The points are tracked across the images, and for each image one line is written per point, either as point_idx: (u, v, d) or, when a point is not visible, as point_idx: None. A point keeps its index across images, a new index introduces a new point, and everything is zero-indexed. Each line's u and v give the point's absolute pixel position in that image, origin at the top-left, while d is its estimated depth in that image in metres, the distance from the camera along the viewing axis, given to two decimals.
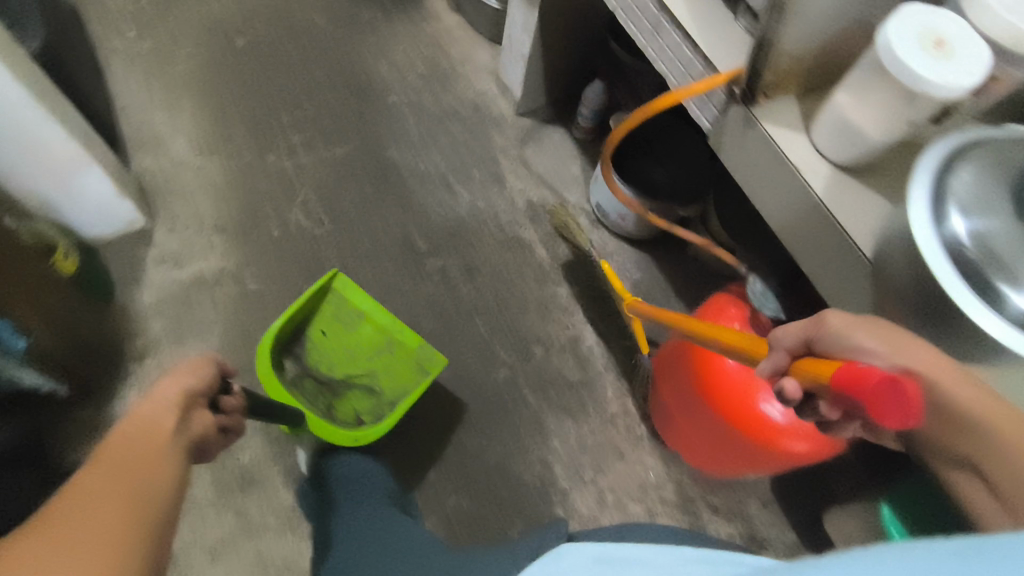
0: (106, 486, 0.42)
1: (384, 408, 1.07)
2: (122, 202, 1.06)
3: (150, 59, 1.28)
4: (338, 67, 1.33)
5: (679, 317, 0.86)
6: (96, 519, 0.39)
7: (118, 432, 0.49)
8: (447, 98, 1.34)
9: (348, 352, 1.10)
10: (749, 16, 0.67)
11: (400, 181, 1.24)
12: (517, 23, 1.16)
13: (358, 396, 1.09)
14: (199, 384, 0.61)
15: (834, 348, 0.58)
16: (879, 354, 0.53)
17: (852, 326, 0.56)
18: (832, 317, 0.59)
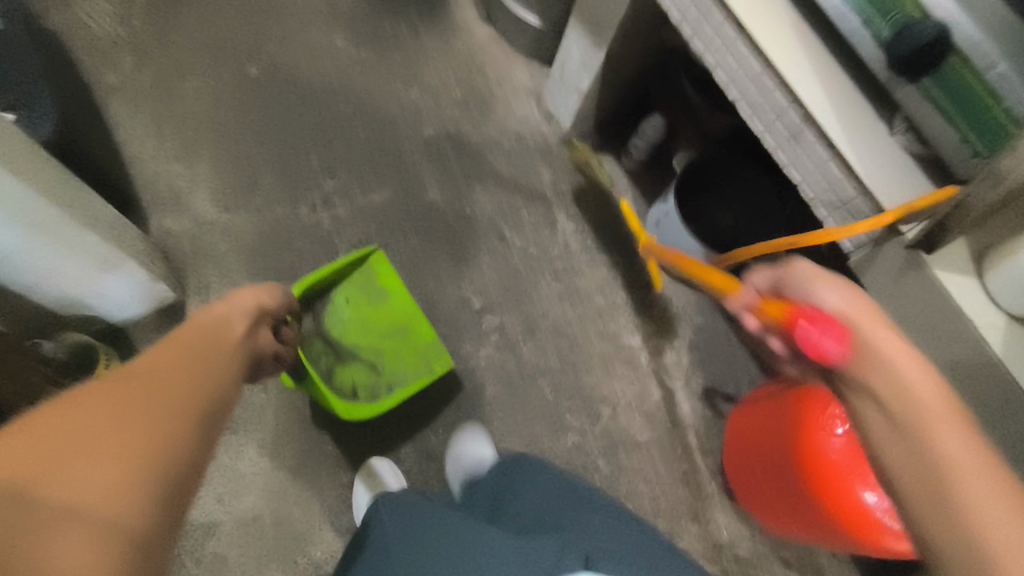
0: (173, 358, 0.42)
1: (381, 389, 1.05)
2: (157, 285, 0.96)
3: (155, 100, 1.14)
4: (364, 95, 1.19)
5: (697, 267, 0.71)
6: (170, 382, 0.38)
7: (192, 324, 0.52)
8: (487, 126, 1.21)
9: (362, 320, 1.07)
10: (907, 130, 0.58)
11: (447, 229, 1.15)
12: (574, 56, 1.04)
13: (359, 370, 1.06)
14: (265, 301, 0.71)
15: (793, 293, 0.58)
16: (831, 300, 0.54)
17: (814, 275, 0.56)
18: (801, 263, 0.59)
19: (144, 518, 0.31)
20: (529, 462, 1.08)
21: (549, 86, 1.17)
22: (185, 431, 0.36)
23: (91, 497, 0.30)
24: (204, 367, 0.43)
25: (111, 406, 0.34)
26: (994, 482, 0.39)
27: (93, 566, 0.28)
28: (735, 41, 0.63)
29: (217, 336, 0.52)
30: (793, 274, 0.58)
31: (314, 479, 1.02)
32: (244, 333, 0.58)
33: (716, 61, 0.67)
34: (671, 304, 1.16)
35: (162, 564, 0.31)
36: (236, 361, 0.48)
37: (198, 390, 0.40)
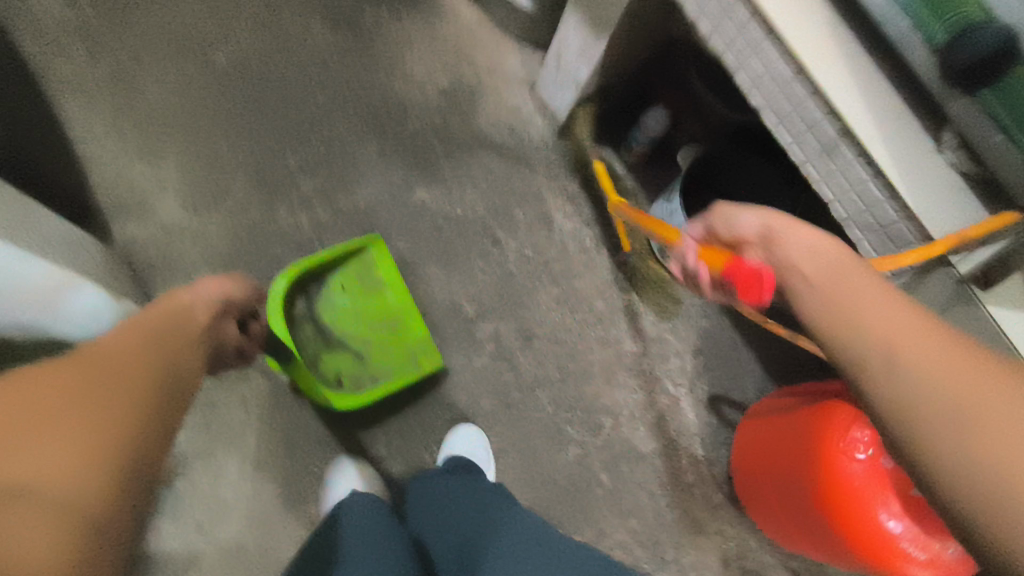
0: (123, 347, 0.49)
1: (365, 381, 1.00)
2: (120, 304, 0.88)
3: (112, 94, 1.04)
4: (344, 86, 1.10)
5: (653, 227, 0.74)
6: (116, 378, 0.44)
7: (146, 314, 0.57)
8: (477, 118, 1.13)
9: (355, 307, 1.01)
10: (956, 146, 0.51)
11: (436, 232, 1.08)
12: (572, 45, 0.96)
13: (345, 359, 1.00)
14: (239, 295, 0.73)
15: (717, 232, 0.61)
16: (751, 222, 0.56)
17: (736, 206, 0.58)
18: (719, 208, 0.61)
19: (97, 493, 0.36)
20: (528, 478, 1.03)
21: (543, 73, 1.08)
22: (121, 423, 0.41)
23: (41, 478, 0.35)
24: (152, 354, 0.50)
25: (57, 401, 0.39)
26: (932, 343, 0.40)
27: (49, 537, 0.33)
28: (762, 43, 0.56)
29: (172, 335, 0.55)
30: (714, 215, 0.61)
31: (301, 503, 0.97)
32: (204, 322, 0.63)
33: (738, 62, 0.61)
34: (675, 307, 1.10)
35: (117, 534, 0.37)
36: (188, 344, 0.57)
37: (144, 387, 0.45)
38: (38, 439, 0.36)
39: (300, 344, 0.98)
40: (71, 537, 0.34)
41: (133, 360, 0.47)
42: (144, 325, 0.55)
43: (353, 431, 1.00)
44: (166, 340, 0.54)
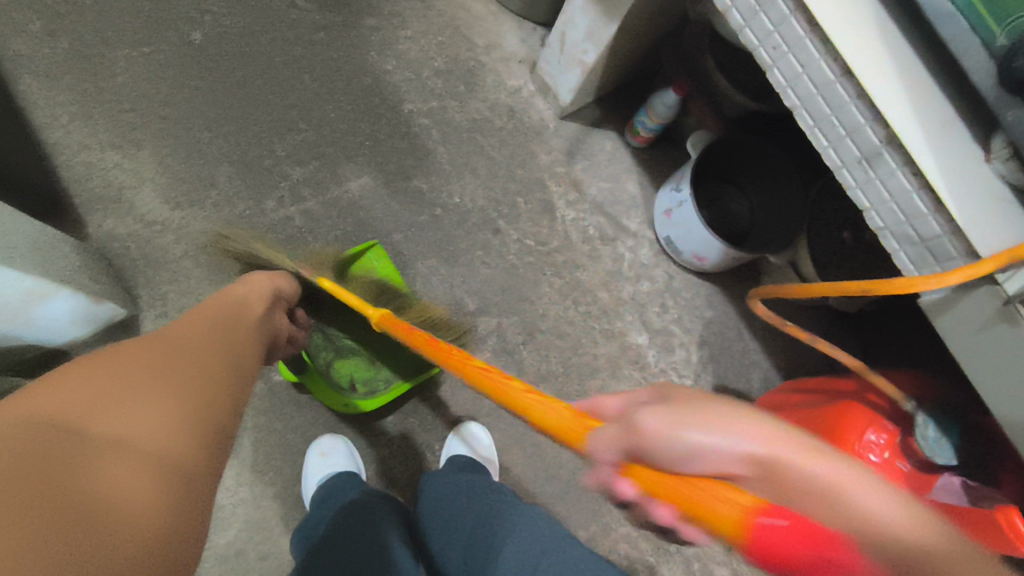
0: (195, 333, 0.50)
1: (380, 385, 0.95)
2: (101, 305, 0.84)
3: (81, 75, 0.96)
4: (332, 67, 1.04)
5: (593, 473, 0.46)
6: (192, 355, 0.46)
7: (211, 301, 0.59)
8: (473, 102, 1.08)
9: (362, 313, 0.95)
10: (1007, 160, 0.47)
11: (434, 223, 1.03)
12: (578, 26, 0.91)
13: (358, 363, 0.96)
14: (287, 289, 0.72)
15: (657, 463, 0.39)
16: (653, 428, 0.40)
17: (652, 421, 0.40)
18: (646, 417, 0.40)
19: (182, 454, 0.39)
20: (531, 474, 1.01)
21: (544, 55, 1.03)
22: (196, 393, 0.43)
23: (135, 434, 0.37)
24: (221, 341, 0.51)
25: (141, 370, 0.41)
26: None
27: (148, 487, 0.35)
28: (803, 41, 0.55)
29: (239, 317, 0.58)
30: (637, 436, 0.40)
31: (301, 508, 0.94)
32: (261, 313, 0.62)
33: (774, 61, 0.59)
34: (679, 298, 1.07)
35: (202, 493, 0.39)
36: (250, 331, 0.58)
37: (214, 362, 0.47)
38: (132, 401, 0.39)
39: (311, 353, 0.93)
40: (165, 488, 0.36)
41: (206, 340, 0.50)
42: (213, 308, 0.57)
43: (352, 433, 0.97)
44: (229, 328, 0.55)
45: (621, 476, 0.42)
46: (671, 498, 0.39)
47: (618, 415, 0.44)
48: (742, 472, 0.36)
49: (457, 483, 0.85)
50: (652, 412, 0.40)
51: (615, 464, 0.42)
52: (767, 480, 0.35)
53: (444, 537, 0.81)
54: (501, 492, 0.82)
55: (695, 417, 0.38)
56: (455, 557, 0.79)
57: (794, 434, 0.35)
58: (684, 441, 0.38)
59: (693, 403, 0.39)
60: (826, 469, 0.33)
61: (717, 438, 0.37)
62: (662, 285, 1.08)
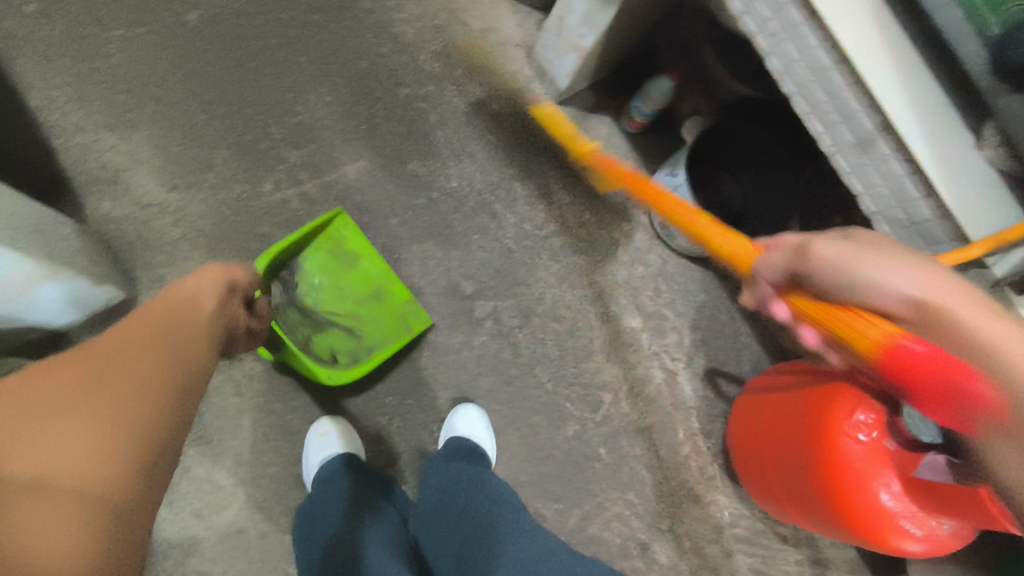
0: (137, 338, 0.49)
1: (363, 353, 0.97)
2: (100, 288, 0.84)
3: (75, 56, 0.95)
4: (328, 49, 1.04)
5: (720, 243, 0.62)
6: (136, 367, 0.45)
7: (159, 301, 0.57)
8: (470, 86, 1.08)
9: (338, 286, 0.99)
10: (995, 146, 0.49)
11: (431, 207, 1.04)
12: (576, 11, 0.92)
13: (337, 335, 0.99)
14: (244, 275, 0.70)
15: (824, 288, 0.52)
16: (834, 251, 0.51)
17: (845, 255, 0.50)
18: (821, 245, 0.52)
19: (115, 483, 0.38)
20: (526, 455, 1.02)
21: (541, 40, 1.03)
22: (134, 411, 0.42)
23: (61, 470, 0.36)
24: (165, 343, 0.50)
25: (67, 398, 0.40)
26: None
27: (74, 525, 0.35)
28: (799, 28, 0.56)
29: (190, 318, 0.56)
30: (814, 261, 0.52)
31: (299, 488, 0.95)
32: (213, 305, 0.61)
33: (770, 48, 0.60)
34: (672, 282, 1.09)
35: (138, 520, 0.39)
36: (200, 326, 0.56)
37: (163, 371, 0.46)
38: (50, 435, 0.38)
39: (289, 330, 0.95)
40: (94, 524, 0.36)
41: (153, 348, 0.48)
42: (160, 311, 0.55)
43: (349, 416, 0.98)
44: (175, 328, 0.53)
45: (782, 298, 0.57)
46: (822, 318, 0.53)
47: (792, 245, 0.54)
48: (900, 309, 0.48)
49: (456, 476, 0.87)
50: (827, 243, 0.51)
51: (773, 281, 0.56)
52: (915, 309, 0.47)
53: (442, 537, 0.83)
54: (492, 483, 0.85)
55: (871, 257, 0.49)
56: (452, 557, 0.81)
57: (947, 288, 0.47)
58: (859, 272, 0.49)
59: (868, 243, 0.51)
60: (983, 319, 0.44)
61: (890, 276, 0.48)
62: (656, 270, 1.09)
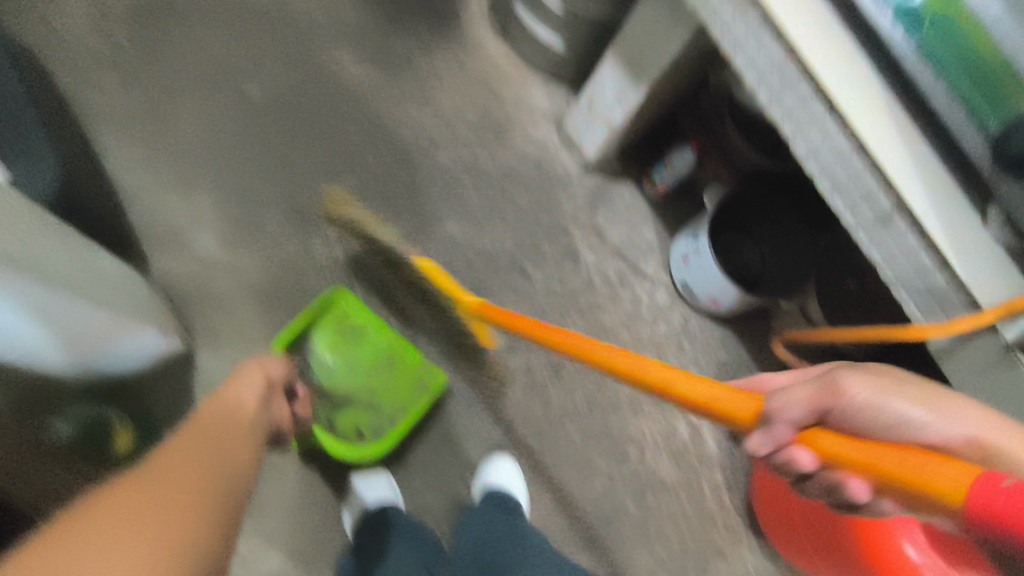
0: (191, 449, 0.49)
1: (385, 422, 1.01)
2: (170, 340, 0.90)
3: (147, 125, 1.04)
4: (374, 120, 1.13)
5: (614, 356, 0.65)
6: (167, 492, 0.42)
7: (205, 407, 0.59)
8: (505, 154, 1.16)
9: (349, 364, 1.01)
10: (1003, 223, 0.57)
11: (466, 266, 1.10)
12: (608, 89, 1.02)
13: (359, 410, 1.02)
14: (282, 368, 0.75)
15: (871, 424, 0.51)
16: (863, 385, 0.52)
17: (880, 387, 0.52)
18: (852, 384, 0.52)
19: None
20: (556, 508, 1.05)
21: (574, 114, 1.13)
22: (183, 539, 0.40)
23: None
24: (214, 455, 0.50)
25: (118, 528, 0.38)
26: None
27: None
28: (823, 118, 0.62)
29: (233, 423, 0.58)
30: (845, 395, 0.52)
31: (336, 539, 0.98)
32: (253, 410, 0.63)
33: (794, 131, 0.66)
34: (692, 339, 1.15)
35: None
36: (245, 433, 0.57)
37: (211, 491, 0.45)
38: None
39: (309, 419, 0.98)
40: None
41: (194, 469, 0.46)
42: (205, 418, 0.57)
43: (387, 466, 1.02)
44: (221, 436, 0.54)
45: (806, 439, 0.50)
46: (856, 463, 0.46)
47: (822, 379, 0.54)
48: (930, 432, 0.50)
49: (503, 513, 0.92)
50: (859, 380, 0.52)
51: (799, 423, 0.52)
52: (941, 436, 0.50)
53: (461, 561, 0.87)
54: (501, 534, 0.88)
55: (907, 394, 0.52)
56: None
57: (965, 411, 0.51)
58: (888, 406, 0.51)
59: (905, 390, 0.52)
60: (990, 433, 0.50)
61: (919, 409, 0.52)
62: (678, 328, 1.15)
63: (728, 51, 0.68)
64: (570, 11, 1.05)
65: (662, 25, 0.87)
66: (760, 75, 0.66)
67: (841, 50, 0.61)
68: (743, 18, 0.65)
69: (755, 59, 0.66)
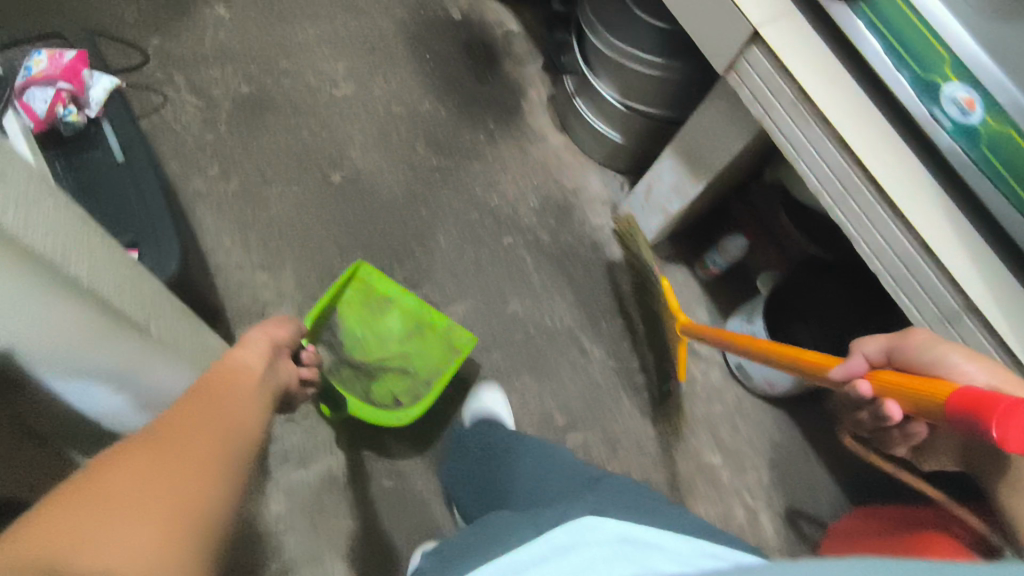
0: (213, 393, 0.45)
1: (421, 387, 1.05)
2: None
3: (240, 205, 1.14)
4: (444, 202, 1.21)
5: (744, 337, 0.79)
6: (193, 429, 0.38)
7: (223, 357, 0.56)
8: (565, 235, 1.23)
9: (379, 336, 1.07)
10: None
11: (528, 341, 1.15)
12: (666, 181, 1.09)
13: (393, 378, 1.07)
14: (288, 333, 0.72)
15: (923, 365, 0.59)
16: (925, 338, 0.60)
17: (938, 340, 0.59)
18: (920, 332, 0.61)
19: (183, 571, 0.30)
20: None
21: (630, 201, 1.20)
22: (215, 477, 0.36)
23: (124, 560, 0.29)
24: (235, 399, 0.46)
25: (145, 458, 0.33)
26: None
27: None
28: (888, 222, 0.69)
29: (251, 370, 0.54)
30: (908, 342, 0.61)
31: None
32: (268, 364, 0.59)
33: (860, 235, 0.73)
34: (748, 419, 1.16)
35: None
36: (264, 382, 0.54)
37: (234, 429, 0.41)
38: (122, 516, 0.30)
39: (347, 387, 1.04)
40: None
41: (213, 408, 0.42)
42: (224, 365, 0.53)
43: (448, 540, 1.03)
44: (238, 384, 0.50)
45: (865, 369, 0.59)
46: (891, 383, 0.54)
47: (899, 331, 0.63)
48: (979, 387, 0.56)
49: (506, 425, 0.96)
50: (923, 333, 0.61)
51: (869, 357, 0.62)
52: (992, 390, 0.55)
53: (473, 462, 0.88)
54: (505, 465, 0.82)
55: (968, 354, 0.58)
56: (474, 491, 0.84)
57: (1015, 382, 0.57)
58: (947, 357, 0.58)
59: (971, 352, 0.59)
60: None
61: (976, 369, 0.57)
62: (734, 407, 1.17)
63: (795, 156, 0.76)
64: (628, 109, 1.15)
65: (720, 125, 0.94)
66: (824, 184, 0.74)
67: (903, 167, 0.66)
68: (809, 131, 0.73)
69: (820, 169, 0.74)
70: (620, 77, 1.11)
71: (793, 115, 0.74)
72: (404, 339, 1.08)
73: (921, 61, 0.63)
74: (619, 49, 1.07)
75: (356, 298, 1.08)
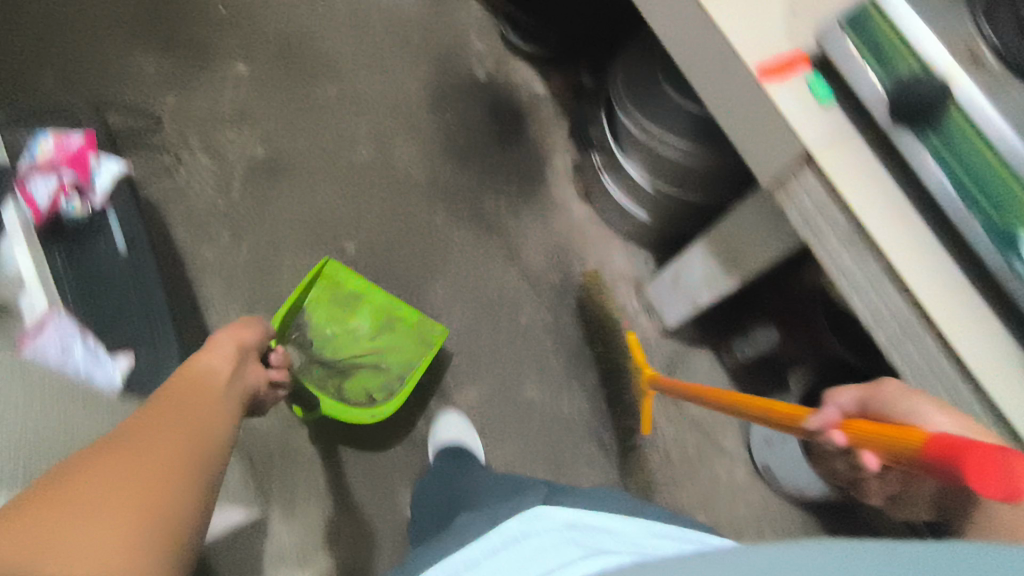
0: (177, 408, 0.48)
1: (395, 381, 1.05)
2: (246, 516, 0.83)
3: (249, 277, 1.10)
4: (461, 277, 1.16)
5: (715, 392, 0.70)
6: (154, 447, 0.41)
7: (184, 368, 0.57)
8: (585, 317, 1.17)
9: (349, 331, 1.07)
10: None
11: (543, 432, 1.09)
12: (697, 272, 1.03)
13: (365, 374, 1.06)
14: (254, 336, 0.72)
15: (896, 416, 0.49)
16: (899, 391, 0.50)
17: (912, 395, 0.49)
18: (891, 382, 0.51)
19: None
20: None
21: (656, 285, 1.14)
22: (176, 496, 0.39)
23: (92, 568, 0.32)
24: (197, 416, 0.49)
25: (108, 479, 0.37)
26: None
27: None
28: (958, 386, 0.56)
29: (213, 382, 0.56)
30: (881, 394, 0.50)
31: None
32: (235, 369, 0.61)
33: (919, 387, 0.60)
34: (774, 525, 1.09)
35: None
36: (226, 391, 0.56)
37: (192, 446, 0.44)
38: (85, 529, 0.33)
39: (319, 386, 1.03)
40: None
41: (171, 425, 0.45)
42: (184, 378, 0.55)
43: None
44: (201, 397, 0.52)
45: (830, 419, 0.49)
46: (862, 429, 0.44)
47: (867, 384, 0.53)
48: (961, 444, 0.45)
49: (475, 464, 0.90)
50: (895, 384, 0.51)
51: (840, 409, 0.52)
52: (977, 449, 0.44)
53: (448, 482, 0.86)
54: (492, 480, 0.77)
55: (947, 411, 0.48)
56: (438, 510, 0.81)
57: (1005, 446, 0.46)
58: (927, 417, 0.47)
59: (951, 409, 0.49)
60: None
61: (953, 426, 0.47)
62: (760, 510, 1.10)
63: (841, 283, 0.64)
64: (657, 191, 1.09)
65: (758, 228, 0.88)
66: (879, 325, 0.61)
67: (981, 326, 0.56)
68: (864, 263, 0.61)
69: (874, 308, 0.61)
70: (649, 159, 1.06)
71: (845, 247, 0.62)
72: (376, 337, 1.07)
73: (1000, 204, 0.53)
74: (651, 133, 1.02)
75: (325, 295, 1.07)
